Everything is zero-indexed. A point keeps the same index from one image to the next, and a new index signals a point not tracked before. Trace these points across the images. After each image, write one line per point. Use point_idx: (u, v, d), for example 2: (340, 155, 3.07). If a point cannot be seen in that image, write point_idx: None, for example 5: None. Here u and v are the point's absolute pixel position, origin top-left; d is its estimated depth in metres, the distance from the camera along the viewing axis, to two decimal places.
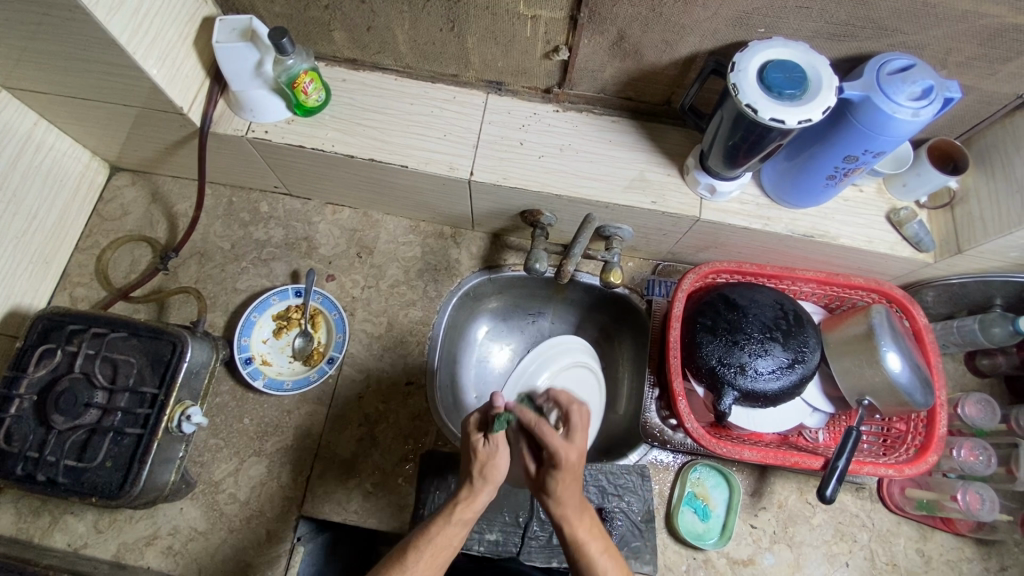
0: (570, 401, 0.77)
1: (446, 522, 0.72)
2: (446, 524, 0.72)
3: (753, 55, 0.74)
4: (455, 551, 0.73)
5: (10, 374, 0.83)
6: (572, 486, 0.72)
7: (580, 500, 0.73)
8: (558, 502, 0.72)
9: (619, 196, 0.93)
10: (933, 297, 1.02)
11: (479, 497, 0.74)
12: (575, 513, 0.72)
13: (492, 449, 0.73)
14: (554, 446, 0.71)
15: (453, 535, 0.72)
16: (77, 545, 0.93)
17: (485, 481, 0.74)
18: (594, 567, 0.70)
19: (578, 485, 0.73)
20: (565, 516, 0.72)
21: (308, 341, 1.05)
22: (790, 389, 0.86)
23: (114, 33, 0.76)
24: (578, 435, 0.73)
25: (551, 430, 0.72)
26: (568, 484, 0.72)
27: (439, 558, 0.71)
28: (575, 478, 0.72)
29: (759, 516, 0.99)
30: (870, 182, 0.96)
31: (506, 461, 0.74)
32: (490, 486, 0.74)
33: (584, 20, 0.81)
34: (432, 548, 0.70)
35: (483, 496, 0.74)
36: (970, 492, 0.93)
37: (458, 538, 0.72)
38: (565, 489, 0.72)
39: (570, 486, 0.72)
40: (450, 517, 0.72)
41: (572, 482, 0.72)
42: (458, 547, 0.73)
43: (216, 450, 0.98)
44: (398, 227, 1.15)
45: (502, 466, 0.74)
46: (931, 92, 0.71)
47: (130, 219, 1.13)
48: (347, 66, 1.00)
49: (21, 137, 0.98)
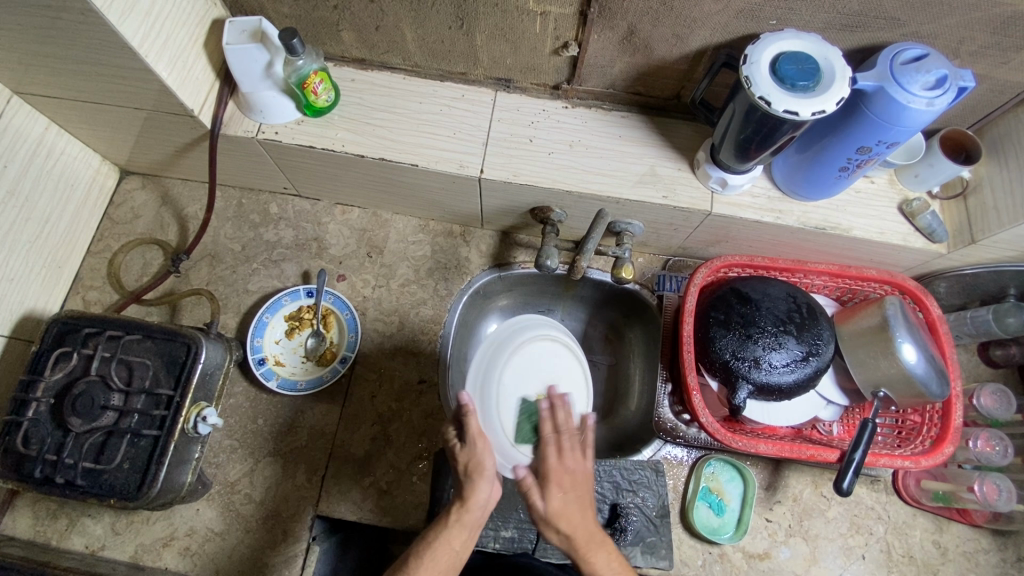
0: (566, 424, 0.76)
1: (446, 527, 0.71)
2: (446, 529, 0.71)
3: (766, 47, 0.73)
4: (460, 557, 0.72)
5: (28, 377, 0.84)
6: (578, 508, 0.71)
7: (591, 525, 0.71)
8: (568, 535, 0.70)
9: (630, 191, 0.93)
10: (946, 288, 1.02)
11: (477, 495, 0.72)
12: (589, 540, 0.70)
13: (470, 449, 0.73)
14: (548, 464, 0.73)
15: (455, 539, 0.71)
16: (95, 547, 0.93)
17: (474, 480, 0.72)
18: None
19: (580, 507, 0.72)
20: (577, 545, 0.70)
21: (321, 341, 1.05)
22: (804, 381, 0.86)
23: (126, 36, 0.77)
24: (575, 455, 0.75)
25: (553, 454, 0.74)
26: (569, 510, 0.71)
27: (441, 562, 0.70)
28: (575, 501, 0.72)
29: (774, 510, 0.99)
30: (881, 173, 0.96)
31: (490, 454, 0.73)
32: (482, 482, 0.72)
33: (594, 15, 0.81)
34: (436, 545, 0.70)
35: (480, 494, 0.72)
36: (987, 483, 0.92)
37: (460, 542, 0.71)
38: (572, 520, 0.70)
39: (574, 517, 0.70)
40: (448, 522, 0.72)
41: (575, 502, 0.72)
42: (462, 554, 0.72)
43: (231, 451, 0.98)
44: (408, 227, 1.15)
45: (487, 461, 0.73)
46: (946, 80, 0.70)
47: (141, 222, 1.14)
48: (356, 66, 1.01)
49: (33, 142, 0.98)
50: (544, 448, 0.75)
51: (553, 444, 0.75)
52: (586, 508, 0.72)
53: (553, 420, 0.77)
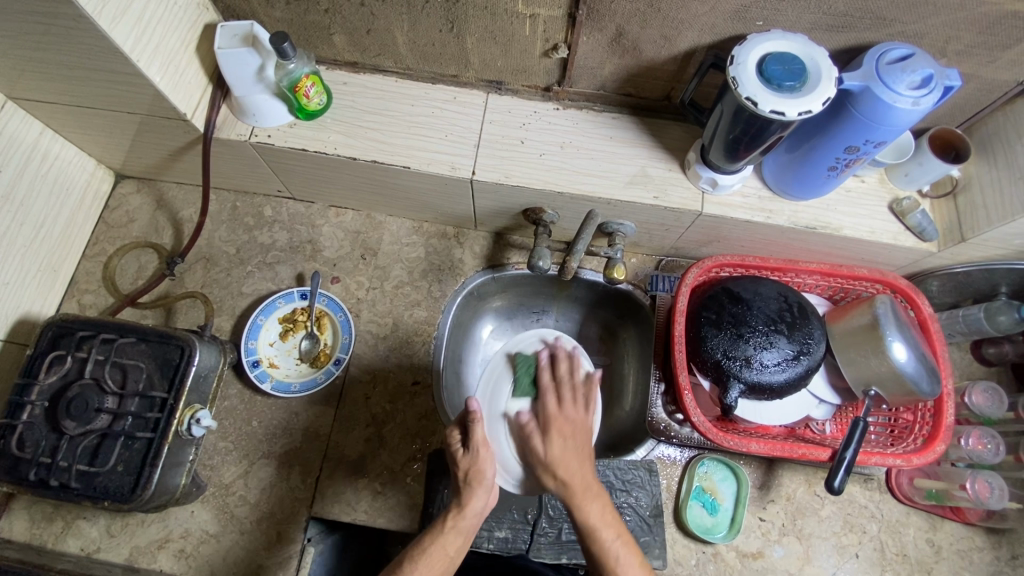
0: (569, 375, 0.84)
1: (442, 532, 0.73)
2: (441, 535, 0.73)
3: (752, 48, 0.74)
4: (453, 563, 0.73)
5: (22, 381, 0.84)
6: (574, 457, 0.75)
7: (586, 475, 0.74)
8: (563, 480, 0.73)
9: (620, 192, 0.93)
10: (938, 286, 1.02)
11: (474, 503, 0.74)
12: (584, 491, 0.73)
13: (470, 457, 0.75)
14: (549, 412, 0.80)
15: (450, 545, 0.72)
16: (90, 550, 0.93)
17: (472, 487, 0.74)
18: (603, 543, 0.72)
19: (578, 458, 0.75)
20: (572, 494, 0.73)
21: (315, 343, 1.06)
22: (796, 380, 0.86)
23: (118, 41, 0.77)
24: (576, 407, 0.80)
25: (556, 405, 0.80)
26: (567, 455, 0.75)
27: (436, 566, 0.71)
28: (574, 449, 0.76)
29: (768, 509, 0.99)
30: (872, 173, 0.96)
31: (491, 463, 0.75)
32: (481, 490, 0.74)
33: (583, 17, 0.81)
34: (429, 554, 0.71)
35: (477, 502, 0.74)
36: (978, 481, 0.92)
37: (454, 548, 0.73)
38: (568, 466, 0.74)
39: (569, 461, 0.75)
40: (444, 527, 0.73)
41: (572, 452, 0.76)
42: (456, 558, 0.73)
43: (225, 453, 0.99)
44: (402, 228, 1.15)
45: (488, 472, 0.75)
46: (931, 80, 0.71)
47: (136, 226, 1.14)
48: (348, 69, 1.01)
49: (28, 147, 0.99)
50: (544, 398, 0.82)
51: (554, 395, 0.82)
52: (583, 457, 0.76)
53: (553, 373, 0.85)
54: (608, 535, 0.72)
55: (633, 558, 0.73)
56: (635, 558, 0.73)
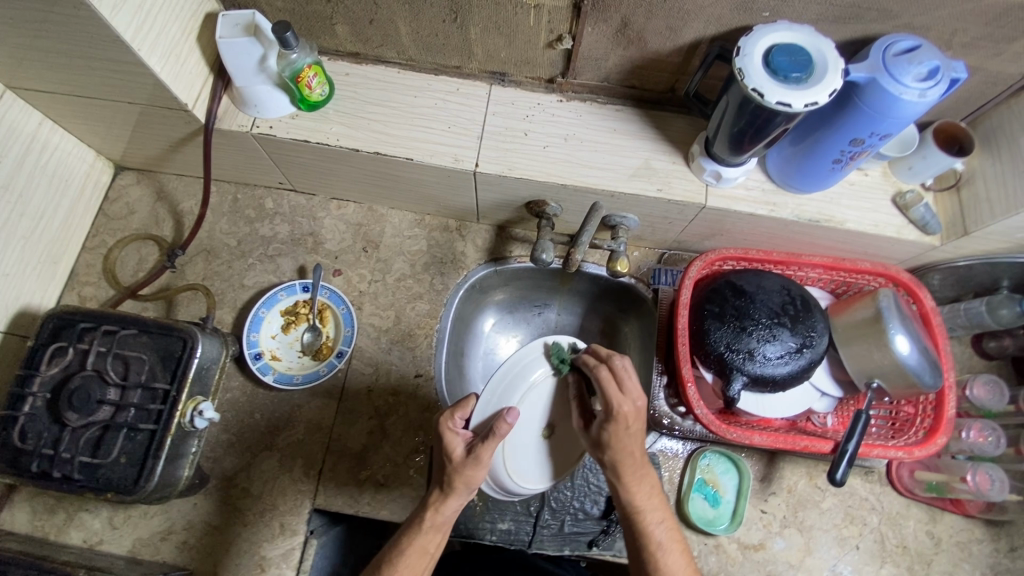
0: (610, 354, 0.78)
1: (420, 531, 0.74)
2: (420, 535, 0.74)
3: (759, 39, 0.73)
4: (433, 558, 0.75)
5: (23, 372, 0.84)
6: (627, 442, 0.74)
7: (639, 454, 0.75)
8: (615, 458, 0.75)
9: (624, 184, 0.93)
10: (939, 280, 1.03)
11: (450, 504, 0.75)
12: (634, 467, 0.75)
13: (459, 465, 0.73)
14: (615, 397, 0.73)
15: (430, 542, 0.75)
16: (93, 542, 0.94)
17: (457, 489, 0.74)
18: (648, 527, 0.75)
19: (635, 440, 0.75)
20: (622, 475, 0.75)
21: (317, 335, 1.06)
22: (798, 373, 0.86)
23: (118, 29, 0.76)
24: (635, 389, 0.75)
25: (613, 384, 0.75)
26: (624, 437, 0.74)
27: (416, 565, 0.73)
28: (632, 438, 0.74)
29: (769, 501, 1.00)
30: (875, 166, 0.96)
31: (482, 471, 0.73)
32: (462, 492, 0.74)
33: (588, 7, 0.81)
34: (408, 553, 0.73)
35: (454, 503, 0.75)
36: (979, 473, 0.93)
37: (434, 545, 0.75)
38: (619, 449, 0.74)
39: (625, 442, 0.74)
40: (422, 527, 0.75)
41: (628, 439, 0.75)
42: (435, 552, 0.75)
43: (227, 446, 0.99)
44: (404, 222, 1.15)
45: (477, 476, 0.74)
46: (938, 72, 0.71)
47: (136, 218, 1.14)
48: (350, 60, 1.00)
49: (27, 137, 0.98)
50: (600, 381, 0.75)
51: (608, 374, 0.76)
52: (636, 439, 0.75)
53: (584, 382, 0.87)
54: (652, 516, 0.76)
55: (678, 548, 0.75)
56: (680, 546, 0.75)
